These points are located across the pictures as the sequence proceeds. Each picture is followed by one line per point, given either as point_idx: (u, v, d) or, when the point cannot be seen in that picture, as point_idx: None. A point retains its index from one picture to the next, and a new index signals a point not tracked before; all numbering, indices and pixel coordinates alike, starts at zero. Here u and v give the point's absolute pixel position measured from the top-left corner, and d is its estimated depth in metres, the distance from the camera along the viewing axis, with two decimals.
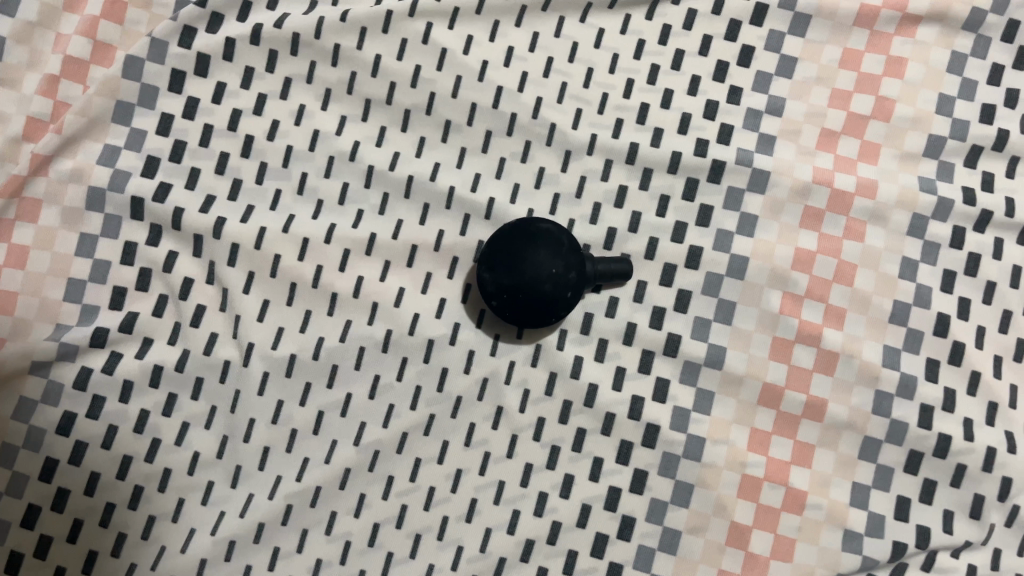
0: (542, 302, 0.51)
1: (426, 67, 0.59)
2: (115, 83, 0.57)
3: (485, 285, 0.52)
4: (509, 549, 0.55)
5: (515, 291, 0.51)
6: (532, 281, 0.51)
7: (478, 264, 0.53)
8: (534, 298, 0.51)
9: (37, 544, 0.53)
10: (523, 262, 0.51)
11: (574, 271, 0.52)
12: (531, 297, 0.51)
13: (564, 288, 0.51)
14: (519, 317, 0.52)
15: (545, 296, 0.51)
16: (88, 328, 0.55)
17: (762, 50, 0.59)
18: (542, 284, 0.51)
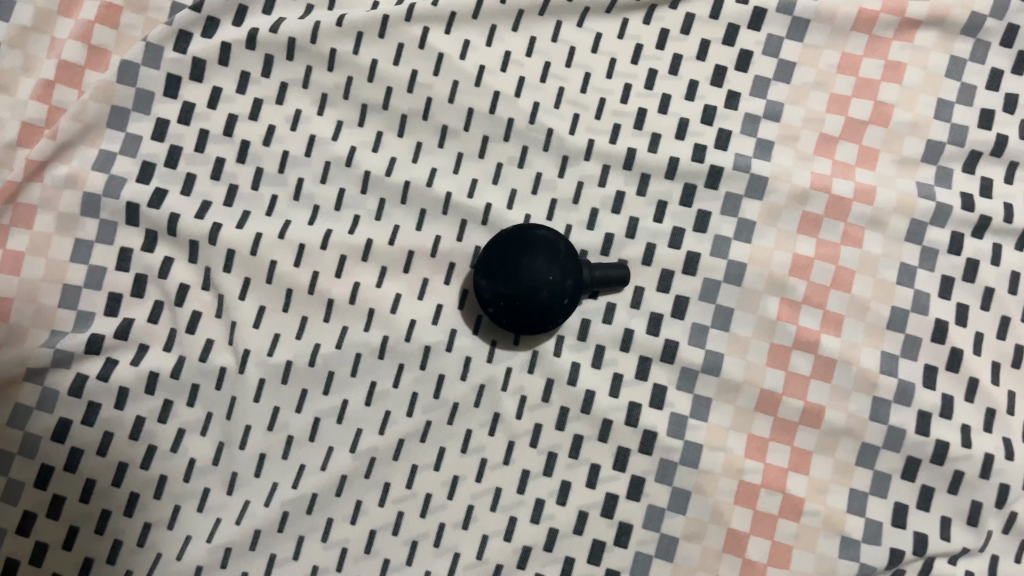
0: (539, 309, 0.51)
1: (449, 56, 0.59)
2: (135, 71, 0.57)
3: (481, 293, 0.52)
4: (534, 537, 0.55)
5: (512, 299, 0.51)
6: (529, 289, 0.51)
7: (476, 270, 0.53)
8: (531, 305, 0.51)
9: (65, 533, 0.53)
10: (520, 269, 0.51)
11: (571, 279, 0.52)
12: (527, 304, 0.51)
13: (561, 295, 0.51)
14: (516, 325, 0.52)
15: (542, 303, 0.51)
16: (115, 321, 0.56)
17: (786, 40, 0.59)
18: (540, 291, 0.51)
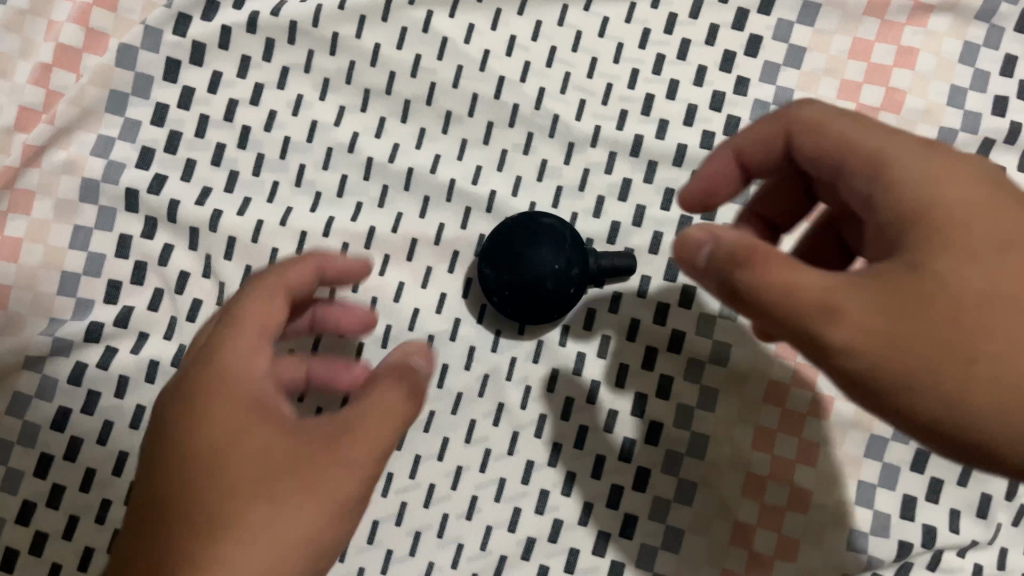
0: (543, 300, 0.50)
1: (426, 56, 0.58)
2: (109, 72, 0.56)
3: (486, 281, 0.52)
4: (510, 547, 0.54)
5: (517, 289, 0.50)
6: (534, 279, 0.50)
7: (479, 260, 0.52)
8: (537, 296, 0.50)
9: (33, 541, 0.52)
10: (525, 259, 0.50)
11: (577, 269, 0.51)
12: (533, 296, 0.50)
13: (567, 285, 0.50)
14: (521, 314, 0.52)
15: (548, 294, 0.50)
16: (82, 323, 0.54)
17: (770, 40, 0.58)
18: (544, 282, 0.50)
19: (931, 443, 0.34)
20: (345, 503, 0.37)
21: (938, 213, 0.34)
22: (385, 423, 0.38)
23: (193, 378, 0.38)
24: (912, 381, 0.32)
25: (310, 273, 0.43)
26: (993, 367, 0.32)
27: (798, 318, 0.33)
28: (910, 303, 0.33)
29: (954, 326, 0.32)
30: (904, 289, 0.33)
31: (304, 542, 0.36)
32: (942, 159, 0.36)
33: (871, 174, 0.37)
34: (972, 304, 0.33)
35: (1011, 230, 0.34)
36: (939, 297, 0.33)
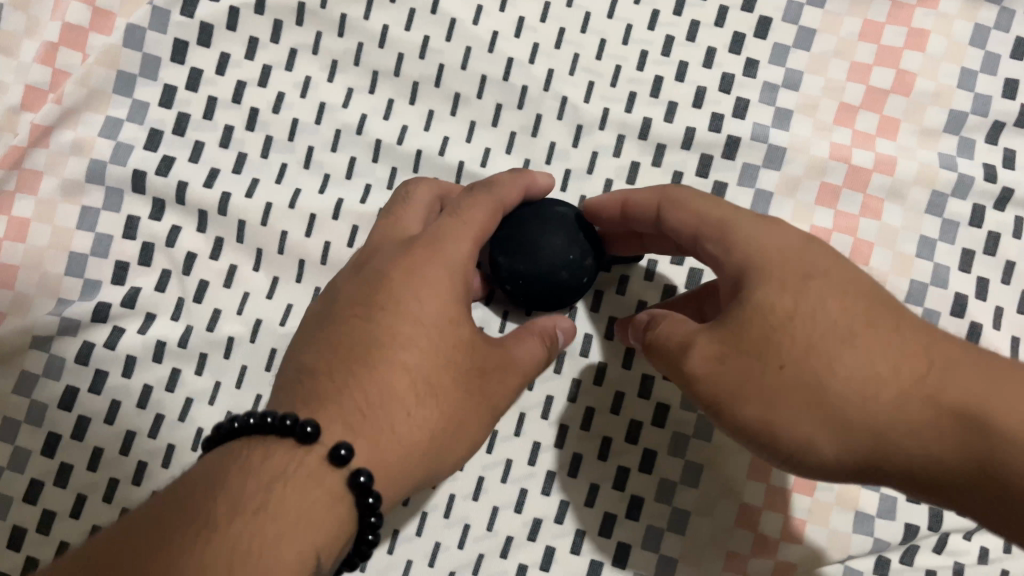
0: (558, 289, 0.50)
1: (435, 38, 0.58)
2: (116, 52, 0.56)
3: (498, 270, 0.51)
4: (517, 528, 0.54)
5: (532, 279, 0.50)
6: (550, 269, 0.50)
7: (488, 246, 0.51)
8: (552, 286, 0.50)
9: (40, 520, 0.52)
10: (541, 248, 0.50)
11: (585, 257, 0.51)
12: (548, 285, 0.50)
13: (581, 275, 0.51)
14: (532, 303, 0.52)
15: (563, 284, 0.50)
16: (90, 303, 0.54)
17: (780, 22, 0.58)
18: (560, 272, 0.50)
19: (775, 457, 0.41)
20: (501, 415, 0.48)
21: (778, 271, 0.41)
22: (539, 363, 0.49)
23: (394, 283, 0.45)
24: (737, 399, 0.41)
25: (516, 194, 0.50)
26: (794, 381, 0.39)
27: (670, 358, 0.44)
28: (734, 336, 0.41)
29: (782, 363, 0.40)
30: (741, 336, 0.41)
31: (477, 434, 0.46)
32: (770, 224, 0.43)
33: (715, 238, 0.44)
34: (799, 343, 0.40)
35: (817, 270, 0.41)
36: (765, 340, 0.40)
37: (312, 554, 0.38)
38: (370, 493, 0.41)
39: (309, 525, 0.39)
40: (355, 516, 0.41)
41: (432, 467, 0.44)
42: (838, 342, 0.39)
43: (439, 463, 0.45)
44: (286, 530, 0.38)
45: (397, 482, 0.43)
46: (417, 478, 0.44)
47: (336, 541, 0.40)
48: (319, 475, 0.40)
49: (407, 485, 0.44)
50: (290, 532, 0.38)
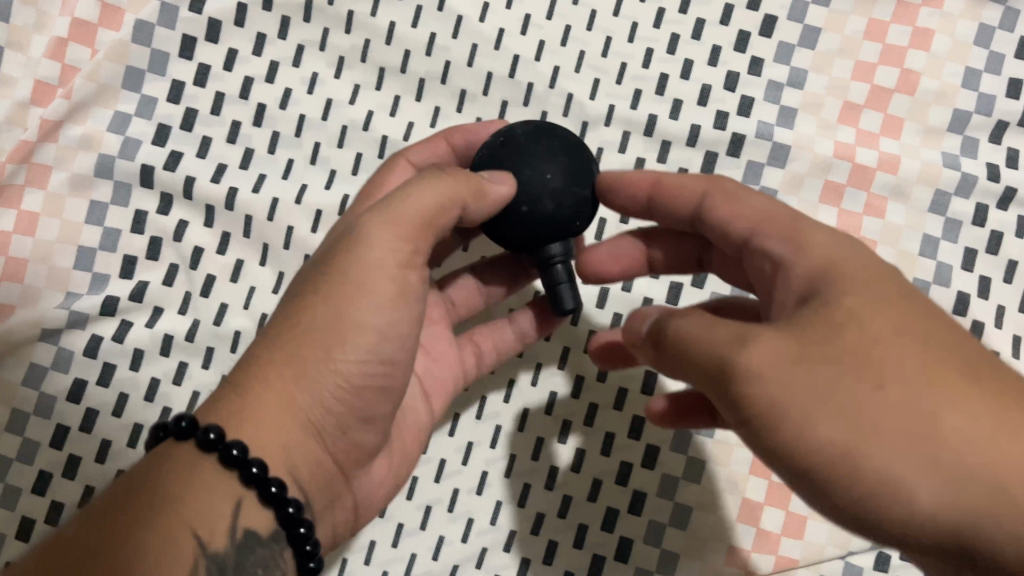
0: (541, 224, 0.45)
1: (441, 35, 0.58)
2: (124, 47, 0.56)
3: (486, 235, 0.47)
4: (519, 522, 0.54)
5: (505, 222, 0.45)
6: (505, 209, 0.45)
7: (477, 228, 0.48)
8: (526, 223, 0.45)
9: (47, 512, 0.52)
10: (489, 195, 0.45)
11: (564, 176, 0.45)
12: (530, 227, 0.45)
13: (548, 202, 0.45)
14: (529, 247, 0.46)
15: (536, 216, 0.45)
16: (98, 297, 0.54)
17: (785, 20, 0.58)
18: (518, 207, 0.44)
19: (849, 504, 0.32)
20: (404, 297, 0.43)
21: (860, 287, 0.35)
22: (428, 201, 0.42)
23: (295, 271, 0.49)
24: (818, 420, 0.32)
25: (437, 152, 0.52)
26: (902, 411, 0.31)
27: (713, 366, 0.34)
28: (818, 344, 0.33)
29: (886, 381, 0.32)
30: (828, 340, 0.33)
31: (355, 336, 0.42)
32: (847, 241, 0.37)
33: (778, 235, 0.39)
34: (908, 363, 0.32)
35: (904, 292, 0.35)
36: (861, 348, 0.33)
37: (185, 533, 0.38)
38: (227, 447, 0.40)
39: (178, 507, 0.39)
40: (248, 487, 0.40)
41: (315, 407, 0.43)
42: (929, 363, 0.32)
43: (314, 394, 0.42)
44: (144, 518, 0.38)
45: (275, 431, 0.42)
46: (296, 418, 0.42)
47: (219, 515, 0.39)
48: (185, 456, 0.40)
49: (292, 429, 0.42)
50: (146, 520, 0.38)
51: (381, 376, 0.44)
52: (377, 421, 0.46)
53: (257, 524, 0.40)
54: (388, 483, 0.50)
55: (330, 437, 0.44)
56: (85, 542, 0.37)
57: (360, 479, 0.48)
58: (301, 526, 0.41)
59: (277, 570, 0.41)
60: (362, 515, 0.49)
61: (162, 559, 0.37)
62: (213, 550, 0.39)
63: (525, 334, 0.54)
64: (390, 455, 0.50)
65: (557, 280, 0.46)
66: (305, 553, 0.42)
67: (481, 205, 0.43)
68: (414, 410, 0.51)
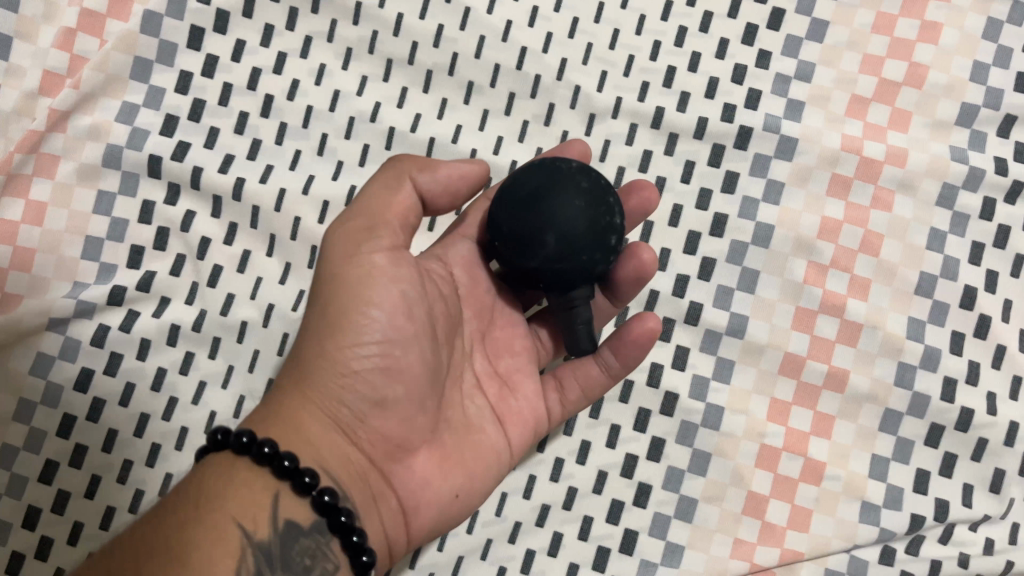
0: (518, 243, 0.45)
1: (449, 26, 0.58)
2: (133, 38, 0.56)
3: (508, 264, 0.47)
4: (525, 513, 0.54)
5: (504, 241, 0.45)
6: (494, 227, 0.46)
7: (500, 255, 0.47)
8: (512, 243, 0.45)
9: (54, 500, 0.52)
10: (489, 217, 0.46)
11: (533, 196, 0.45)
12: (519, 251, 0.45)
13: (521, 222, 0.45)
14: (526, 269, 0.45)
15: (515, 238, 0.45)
16: (106, 286, 0.54)
17: (793, 14, 0.58)
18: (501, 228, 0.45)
19: None
20: (386, 277, 0.43)
21: None
22: (384, 188, 0.45)
23: None
24: None
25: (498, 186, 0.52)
26: None
27: None
28: None
29: None
30: None
31: (351, 322, 0.43)
32: None
33: None
34: None
35: None
36: None
37: (229, 526, 0.39)
38: (259, 446, 0.41)
39: (219, 503, 0.40)
40: (282, 480, 0.41)
41: (329, 398, 0.44)
42: None
43: (325, 384, 0.43)
44: (189, 517, 0.39)
45: (295, 428, 0.43)
46: (312, 410, 0.44)
47: (260, 507, 0.40)
48: (225, 460, 0.42)
49: (311, 422, 0.44)
50: (192, 517, 0.39)
51: (382, 359, 0.43)
52: (390, 408, 0.44)
53: (296, 516, 0.41)
54: (448, 495, 0.47)
55: (350, 427, 0.44)
56: (139, 544, 0.39)
57: (401, 478, 0.46)
58: (341, 515, 0.41)
59: (326, 560, 0.41)
60: (415, 521, 0.46)
61: (210, 550, 0.38)
62: (259, 538, 0.39)
63: (610, 367, 0.51)
64: (446, 462, 0.47)
65: (572, 303, 0.46)
66: (353, 545, 0.41)
67: (430, 174, 0.46)
68: (484, 427, 0.49)
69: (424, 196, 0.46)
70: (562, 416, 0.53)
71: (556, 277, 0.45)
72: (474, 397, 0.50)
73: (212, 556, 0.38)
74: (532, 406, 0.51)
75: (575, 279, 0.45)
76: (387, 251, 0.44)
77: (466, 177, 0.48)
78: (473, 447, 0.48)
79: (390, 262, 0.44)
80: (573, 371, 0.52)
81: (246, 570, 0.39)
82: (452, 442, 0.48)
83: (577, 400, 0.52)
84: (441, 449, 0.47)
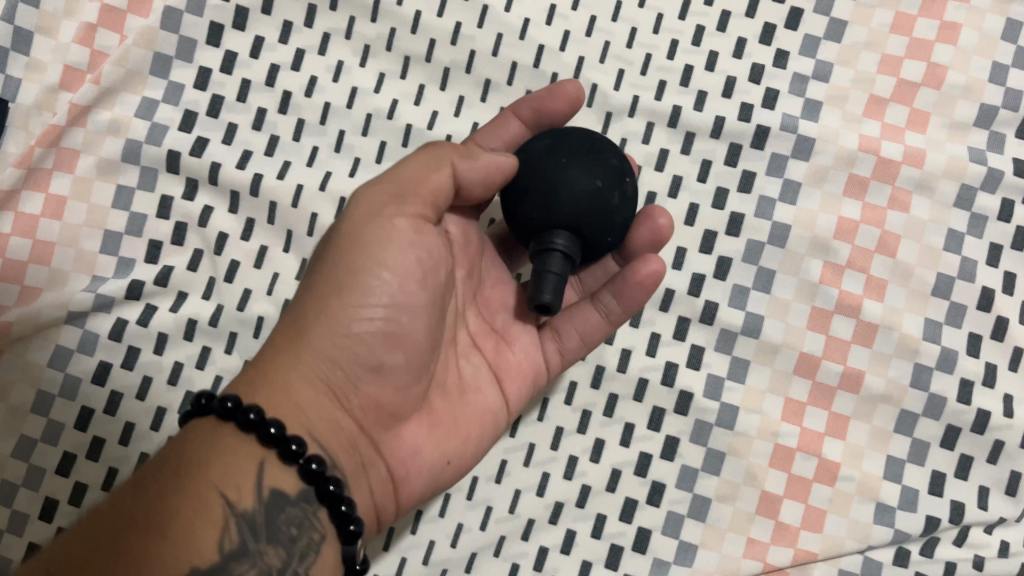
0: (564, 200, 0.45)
1: (466, 24, 0.58)
2: (153, 34, 0.57)
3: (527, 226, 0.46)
4: (538, 511, 0.54)
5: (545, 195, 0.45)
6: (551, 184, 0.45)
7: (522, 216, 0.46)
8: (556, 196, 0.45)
9: (72, 492, 0.53)
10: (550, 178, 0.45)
11: (591, 157, 0.46)
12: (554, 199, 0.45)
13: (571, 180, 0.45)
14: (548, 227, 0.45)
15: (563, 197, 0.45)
16: (124, 281, 0.55)
17: (811, 13, 0.58)
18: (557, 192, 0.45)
19: None
20: (406, 241, 0.43)
21: None
22: (418, 166, 0.44)
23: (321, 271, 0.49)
24: None
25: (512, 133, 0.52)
26: None
27: None
28: None
29: None
30: None
31: (358, 282, 0.43)
32: None
33: None
34: None
35: None
36: None
37: (213, 494, 0.38)
38: (244, 412, 0.40)
39: (205, 469, 0.39)
40: (269, 448, 0.40)
41: (325, 362, 0.43)
42: None
43: (320, 344, 0.43)
44: (171, 485, 0.39)
45: (285, 389, 0.42)
46: (304, 373, 0.43)
47: (244, 476, 0.39)
48: (210, 426, 0.41)
49: (303, 387, 0.42)
50: (175, 483, 0.39)
51: (386, 324, 0.43)
52: (387, 375, 0.44)
53: (284, 485, 0.40)
54: (439, 462, 0.47)
55: (342, 393, 0.44)
56: (117, 509, 0.38)
57: (392, 445, 0.46)
58: (329, 484, 0.41)
59: (313, 531, 0.40)
60: (403, 489, 0.47)
61: (193, 516, 0.38)
62: (243, 508, 0.39)
63: (610, 313, 0.51)
64: (436, 429, 0.47)
65: (550, 248, 0.45)
66: (342, 514, 0.40)
67: (469, 164, 0.45)
68: (480, 388, 0.50)
69: (460, 181, 0.45)
70: (561, 364, 0.53)
71: (569, 221, 0.45)
72: (468, 357, 0.50)
73: (196, 523, 0.38)
74: (528, 357, 0.52)
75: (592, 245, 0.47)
76: (410, 218, 0.44)
77: (505, 171, 0.46)
78: (466, 413, 0.49)
79: (414, 230, 0.44)
80: (568, 318, 0.52)
81: (229, 540, 0.38)
82: (443, 408, 0.48)
83: (575, 349, 0.52)
84: (433, 417, 0.47)
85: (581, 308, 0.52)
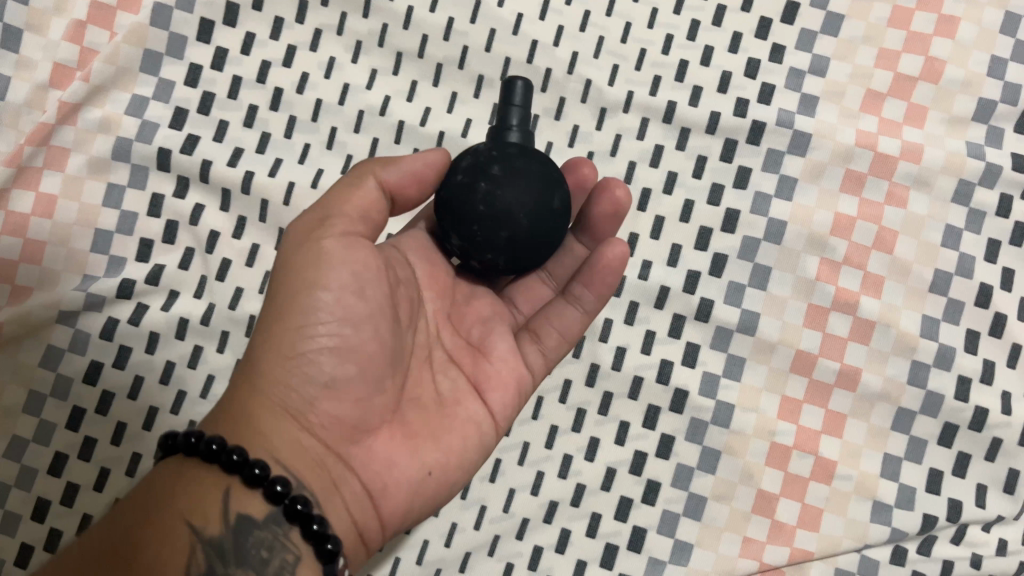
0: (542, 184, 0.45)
1: (459, 19, 0.58)
2: (143, 31, 0.56)
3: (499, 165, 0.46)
4: (533, 510, 0.53)
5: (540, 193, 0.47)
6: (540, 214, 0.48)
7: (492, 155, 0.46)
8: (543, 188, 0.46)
9: (64, 492, 0.52)
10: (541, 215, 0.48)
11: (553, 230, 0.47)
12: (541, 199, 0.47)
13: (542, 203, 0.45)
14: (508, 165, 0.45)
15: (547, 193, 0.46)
16: (115, 280, 0.54)
17: (807, 7, 0.58)
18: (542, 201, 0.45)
19: None
20: (334, 259, 0.41)
21: None
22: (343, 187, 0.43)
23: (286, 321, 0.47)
24: None
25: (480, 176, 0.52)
26: None
27: None
28: None
29: None
30: None
31: (301, 308, 0.41)
32: None
33: None
34: None
35: None
36: None
37: (178, 524, 0.38)
38: (206, 442, 0.39)
39: (171, 501, 0.38)
40: (233, 474, 0.39)
41: (277, 387, 0.41)
42: None
43: (273, 373, 0.41)
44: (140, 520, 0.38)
45: (247, 419, 0.41)
46: (263, 402, 0.41)
47: (210, 503, 0.38)
48: (175, 462, 0.40)
49: (263, 415, 0.41)
50: (144, 518, 0.38)
51: (335, 340, 0.41)
52: (343, 389, 0.41)
53: (251, 508, 0.39)
54: (421, 476, 0.44)
55: (301, 413, 0.41)
56: (93, 551, 0.38)
57: (362, 459, 0.43)
58: (297, 503, 0.39)
59: (285, 551, 0.39)
60: (384, 505, 0.43)
61: (159, 548, 0.37)
62: (208, 534, 0.38)
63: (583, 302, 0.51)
64: (413, 442, 0.44)
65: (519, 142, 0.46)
66: (315, 534, 0.39)
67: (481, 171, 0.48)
68: (460, 400, 0.47)
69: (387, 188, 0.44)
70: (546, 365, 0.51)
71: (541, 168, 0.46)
72: (445, 372, 0.47)
73: (161, 558, 0.37)
74: (510, 365, 0.49)
75: (461, 215, 0.43)
76: (341, 235, 0.42)
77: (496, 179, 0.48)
78: (446, 427, 0.45)
79: (345, 247, 0.42)
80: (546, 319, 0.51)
81: (195, 567, 0.37)
82: (421, 421, 0.45)
83: (557, 346, 0.51)
84: (407, 428, 0.44)
85: (555, 305, 0.51)
